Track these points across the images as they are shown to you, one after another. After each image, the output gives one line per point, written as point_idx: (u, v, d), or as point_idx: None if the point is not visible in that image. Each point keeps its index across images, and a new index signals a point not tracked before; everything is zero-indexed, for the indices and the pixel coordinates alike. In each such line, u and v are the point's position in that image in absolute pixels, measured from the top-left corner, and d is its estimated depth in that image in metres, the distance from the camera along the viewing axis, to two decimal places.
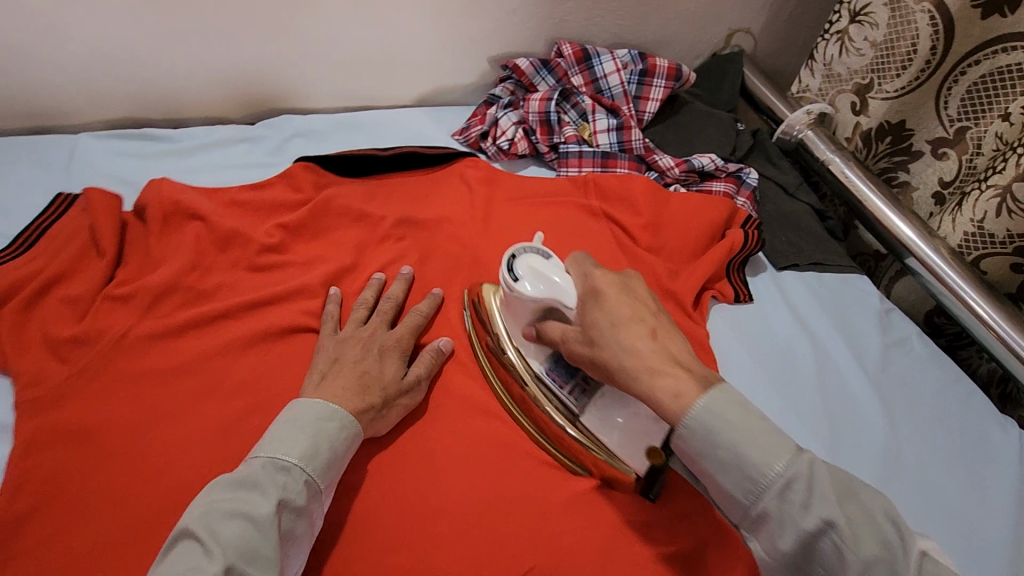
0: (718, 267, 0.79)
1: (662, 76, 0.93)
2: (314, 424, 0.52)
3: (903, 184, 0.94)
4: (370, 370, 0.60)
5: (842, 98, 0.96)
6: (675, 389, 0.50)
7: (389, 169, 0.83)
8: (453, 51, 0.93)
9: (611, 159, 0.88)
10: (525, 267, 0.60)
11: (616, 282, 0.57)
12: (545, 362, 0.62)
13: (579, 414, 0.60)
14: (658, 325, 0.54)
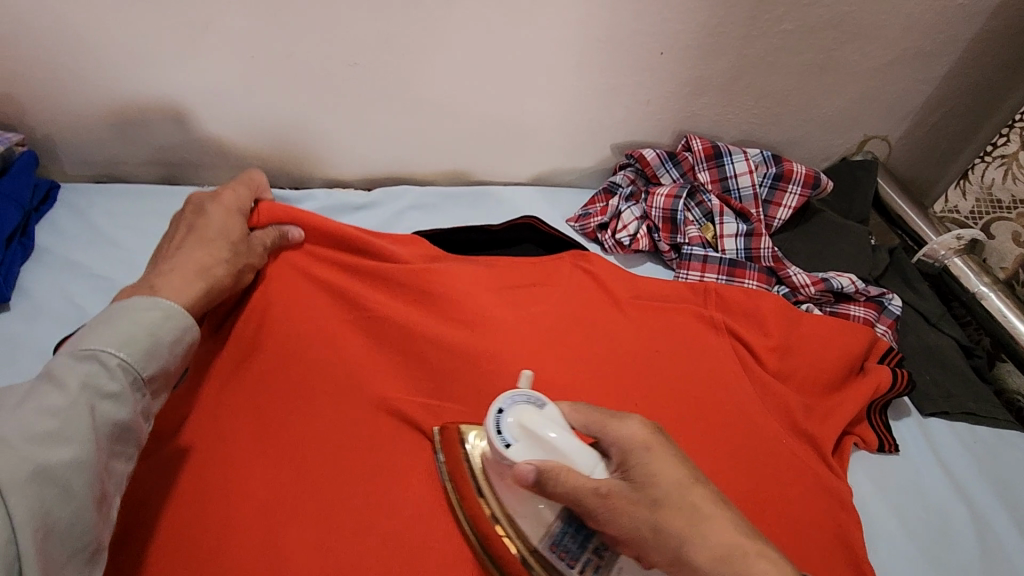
0: (860, 408, 0.71)
1: (799, 182, 0.87)
2: (138, 317, 0.51)
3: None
4: (212, 234, 0.62)
5: (1001, 225, 0.88)
6: (702, 533, 0.45)
7: (492, 250, 0.82)
8: (578, 136, 0.90)
9: (739, 268, 0.81)
10: (517, 426, 0.50)
11: (598, 414, 0.51)
12: (547, 533, 0.50)
13: (563, 569, 0.50)
14: (658, 445, 0.49)
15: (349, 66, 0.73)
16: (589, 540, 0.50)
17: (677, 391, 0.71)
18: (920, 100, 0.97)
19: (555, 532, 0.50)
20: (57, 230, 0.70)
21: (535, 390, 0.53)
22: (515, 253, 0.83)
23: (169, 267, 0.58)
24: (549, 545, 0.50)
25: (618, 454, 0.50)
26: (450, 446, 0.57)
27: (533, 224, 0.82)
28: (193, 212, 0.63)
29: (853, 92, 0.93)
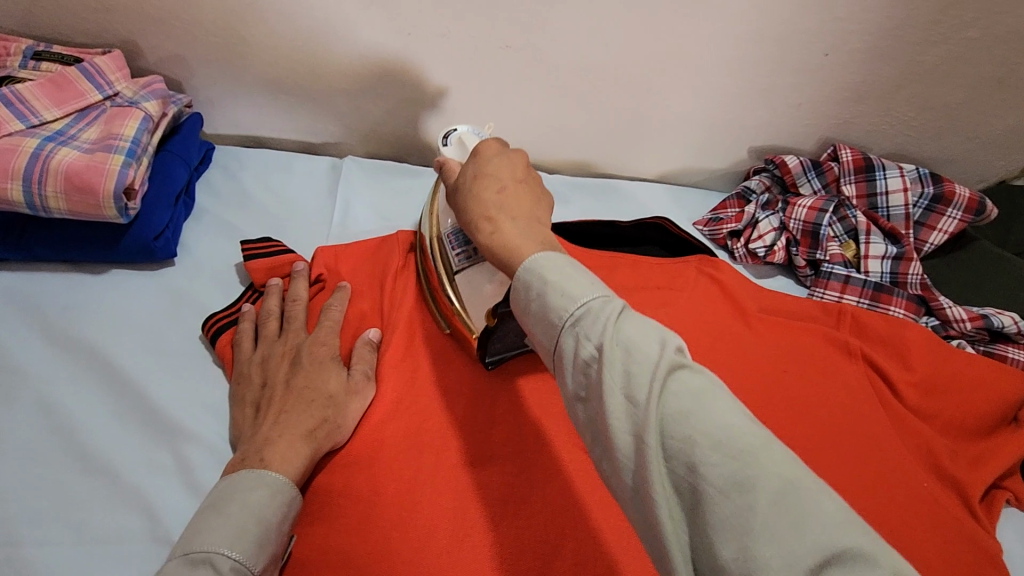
0: (1014, 462, 0.65)
1: (960, 206, 0.80)
2: (245, 500, 0.44)
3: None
4: (312, 392, 0.53)
5: None
6: (488, 224, 0.46)
7: (616, 247, 0.79)
8: (716, 136, 0.86)
9: (885, 294, 0.76)
10: (457, 140, 0.62)
11: (497, 148, 0.52)
12: (449, 226, 0.61)
13: (455, 272, 0.60)
14: (514, 187, 0.49)
15: (501, 49, 0.73)
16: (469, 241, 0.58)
17: (814, 411, 0.67)
18: None
19: (455, 263, 0.59)
20: (212, 190, 0.73)
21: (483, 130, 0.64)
22: (640, 252, 0.79)
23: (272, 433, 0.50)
24: (454, 258, 0.59)
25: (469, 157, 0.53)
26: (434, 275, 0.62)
27: (663, 224, 0.79)
28: (287, 354, 0.56)
29: None
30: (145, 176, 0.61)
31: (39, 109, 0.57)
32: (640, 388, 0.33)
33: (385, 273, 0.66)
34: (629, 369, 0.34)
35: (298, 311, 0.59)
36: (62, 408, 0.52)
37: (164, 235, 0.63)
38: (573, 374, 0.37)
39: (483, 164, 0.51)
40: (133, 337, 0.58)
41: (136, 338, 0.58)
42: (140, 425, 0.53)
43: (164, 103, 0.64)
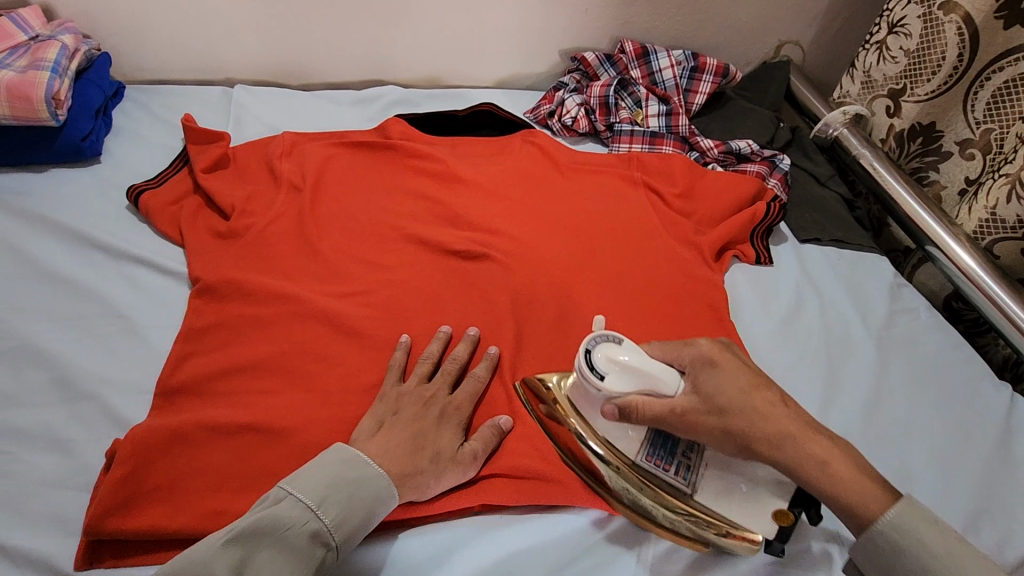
0: (742, 232, 0.90)
1: (711, 73, 1.08)
2: (353, 506, 0.53)
3: (933, 182, 1.01)
4: (427, 419, 0.62)
5: (878, 102, 1.06)
6: (816, 451, 0.50)
7: (457, 132, 1.02)
8: (533, 43, 1.10)
9: (658, 138, 1.02)
10: (606, 363, 0.53)
11: (732, 359, 0.55)
12: (642, 452, 0.55)
13: (692, 492, 0.55)
14: (782, 394, 0.54)
15: None
16: (678, 449, 0.56)
17: (604, 220, 0.90)
18: (822, 6, 1.15)
19: (686, 484, 0.55)
20: (125, 113, 0.91)
21: (604, 331, 0.56)
22: (476, 134, 1.03)
23: (388, 440, 0.59)
24: (677, 479, 0.55)
25: (704, 368, 0.54)
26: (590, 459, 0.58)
27: (490, 109, 1.02)
28: (423, 437, 0.61)
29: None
30: (68, 94, 0.80)
31: None
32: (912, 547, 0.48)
33: (269, 157, 0.87)
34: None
35: (451, 365, 0.68)
36: (22, 250, 0.71)
37: (90, 138, 0.81)
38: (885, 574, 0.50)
39: (717, 385, 0.53)
40: (72, 208, 0.77)
41: (73, 207, 0.77)
42: (83, 259, 0.72)
43: (76, 41, 0.83)
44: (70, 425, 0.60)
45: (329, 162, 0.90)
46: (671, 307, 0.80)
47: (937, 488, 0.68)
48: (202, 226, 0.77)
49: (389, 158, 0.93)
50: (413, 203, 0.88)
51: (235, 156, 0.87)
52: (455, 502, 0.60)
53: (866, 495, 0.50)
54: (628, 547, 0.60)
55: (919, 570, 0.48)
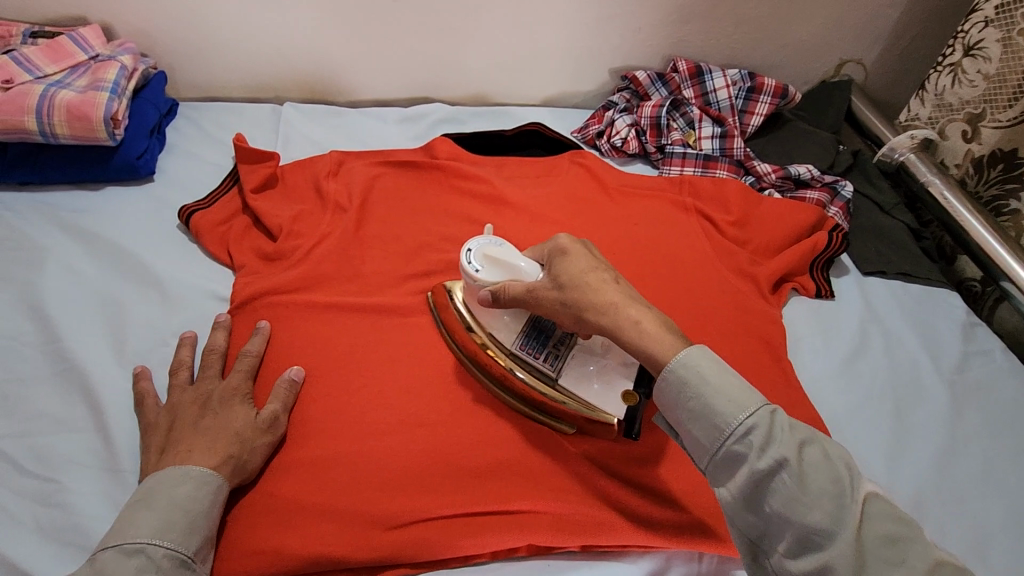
0: (802, 263, 0.85)
1: (769, 93, 1.03)
2: (170, 493, 0.52)
3: (1015, 212, 0.94)
4: (219, 428, 0.58)
5: (952, 126, 0.99)
6: (634, 315, 0.57)
7: (504, 151, 1.00)
8: (583, 62, 1.07)
9: (712, 162, 0.98)
10: (483, 259, 0.65)
11: (584, 250, 0.63)
12: (519, 340, 0.65)
13: (558, 379, 0.63)
14: (624, 282, 0.61)
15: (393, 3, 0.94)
16: (548, 342, 0.64)
17: (653, 246, 0.87)
18: (888, 24, 1.10)
19: (552, 368, 0.63)
20: (177, 131, 0.92)
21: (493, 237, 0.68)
22: (523, 154, 1.01)
23: (183, 445, 0.56)
24: (546, 365, 0.63)
25: (556, 257, 0.63)
26: (495, 364, 0.65)
27: (538, 129, 1.00)
28: (238, 438, 0.58)
29: (822, 18, 1.07)
30: (125, 113, 0.81)
31: (40, 65, 0.77)
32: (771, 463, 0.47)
33: (316, 177, 0.87)
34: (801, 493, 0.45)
35: (241, 363, 0.66)
36: (74, 270, 0.72)
37: (144, 156, 0.82)
38: (748, 483, 0.47)
39: (557, 267, 0.62)
40: (126, 227, 0.78)
41: (124, 226, 0.78)
42: (132, 279, 0.73)
43: (134, 61, 0.85)
44: (120, 451, 0.60)
45: (377, 183, 0.89)
46: (727, 342, 0.76)
47: (1019, 550, 0.63)
48: (249, 248, 0.77)
49: (436, 179, 0.92)
50: (459, 227, 0.86)
51: (282, 176, 0.86)
52: (506, 545, 0.57)
53: (721, 392, 0.50)
54: None
55: (760, 460, 0.47)
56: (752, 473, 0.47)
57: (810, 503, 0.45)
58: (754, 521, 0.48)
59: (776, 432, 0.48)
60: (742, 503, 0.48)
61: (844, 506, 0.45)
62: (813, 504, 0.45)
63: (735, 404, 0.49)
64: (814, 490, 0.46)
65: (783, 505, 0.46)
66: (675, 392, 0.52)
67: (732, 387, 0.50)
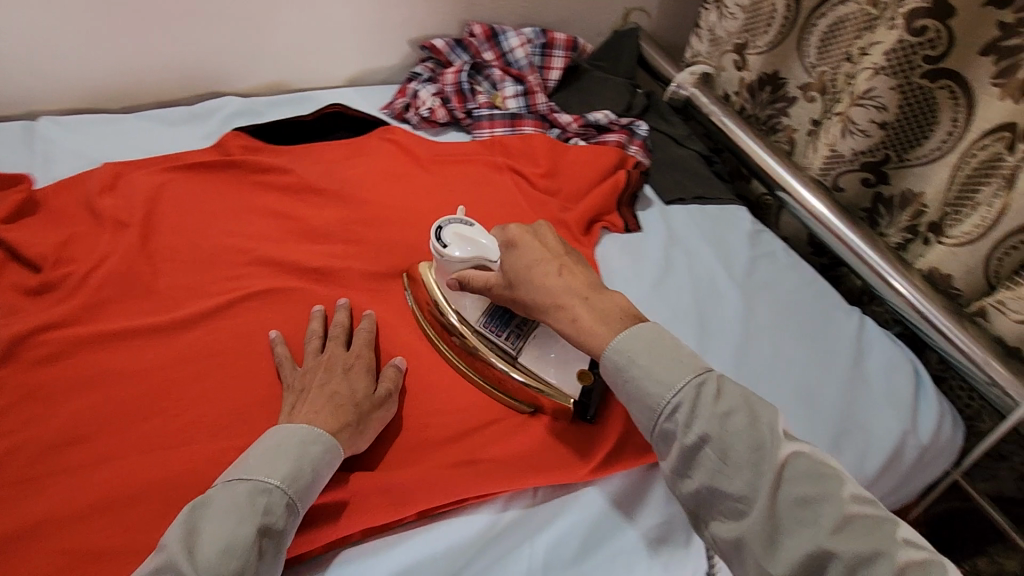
0: (609, 202, 0.91)
1: (561, 47, 1.08)
2: (290, 441, 0.53)
3: (786, 127, 1.03)
4: (338, 393, 0.59)
5: (726, 58, 1.08)
6: (575, 314, 0.59)
7: (309, 138, 0.96)
8: (378, 36, 1.05)
9: (518, 119, 1.01)
10: (453, 237, 0.67)
11: (528, 231, 0.65)
12: (482, 316, 0.67)
13: (517, 355, 0.65)
14: (565, 263, 0.62)
15: None
16: (512, 320, 0.66)
17: (470, 209, 0.88)
18: None
19: (512, 347, 0.65)
20: None
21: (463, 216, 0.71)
22: (330, 138, 0.97)
23: (307, 406, 0.57)
24: (507, 343, 0.66)
25: (504, 247, 0.64)
26: (466, 342, 0.68)
27: (340, 110, 0.97)
28: (359, 405, 0.59)
29: None
30: None
31: None
32: (719, 438, 0.51)
33: (87, 196, 0.78)
34: (721, 463, 0.51)
35: (339, 330, 0.68)
36: None
37: None
38: (679, 457, 0.52)
39: (512, 259, 0.63)
40: None
41: None
42: None
43: None
44: None
45: (164, 189, 0.81)
46: None
47: (802, 414, 0.73)
48: (10, 286, 0.68)
49: (231, 177, 0.85)
50: (262, 223, 0.81)
51: (44, 202, 0.76)
52: (337, 533, 0.54)
53: (649, 372, 0.54)
54: (528, 537, 0.57)
55: (689, 435, 0.52)
56: (716, 494, 0.51)
57: (789, 521, 0.49)
58: (693, 496, 0.53)
59: (699, 406, 0.52)
60: (692, 490, 0.53)
61: (820, 515, 0.48)
62: (739, 480, 0.50)
63: (688, 413, 0.52)
64: (788, 504, 0.49)
65: (722, 482, 0.51)
66: (641, 413, 0.55)
67: (682, 388, 0.53)
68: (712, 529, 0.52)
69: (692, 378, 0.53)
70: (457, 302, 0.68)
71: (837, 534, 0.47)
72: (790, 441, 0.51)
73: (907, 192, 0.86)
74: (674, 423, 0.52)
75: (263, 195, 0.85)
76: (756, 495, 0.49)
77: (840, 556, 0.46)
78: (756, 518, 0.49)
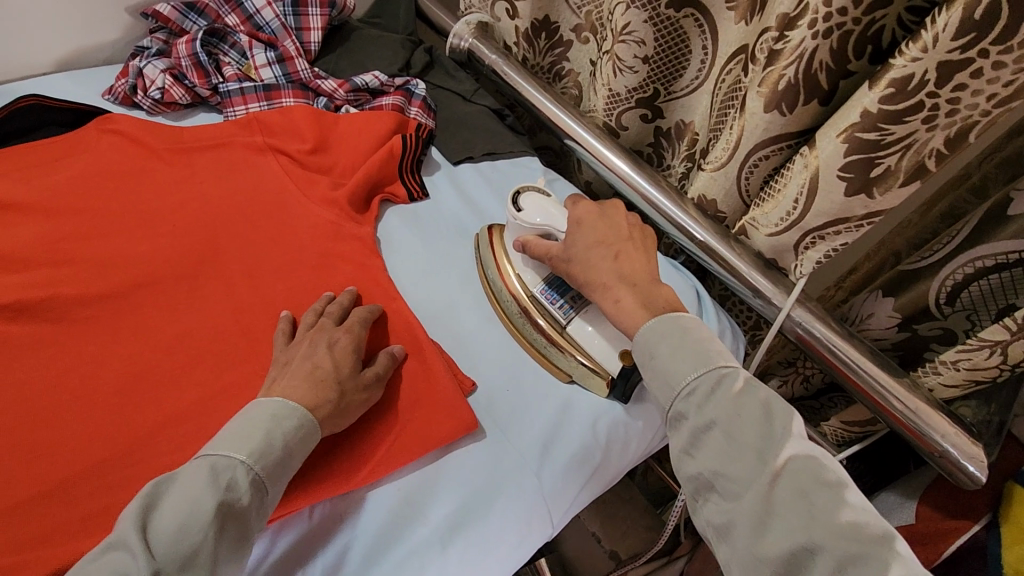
0: (389, 170, 0.83)
1: (316, 4, 0.95)
2: (271, 420, 0.50)
3: (569, 72, 1.02)
4: (321, 371, 0.56)
5: (497, 7, 1.02)
6: (618, 297, 0.61)
7: (5, 140, 0.77)
8: (82, 5, 0.86)
9: (274, 91, 0.88)
10: (528, 202, 0.69)
11: (596, 211, 0.66)
12: (540, 284, 0.69)
13: (566, 325, 0.66)
14: (623, 248, 0.64)
15: None
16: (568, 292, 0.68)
17: (225, 200, 0.76)
18: None
19: (563, 317, 0.67)
20: None
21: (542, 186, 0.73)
22: (34, 138, 0.79)
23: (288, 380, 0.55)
24: (560, 313, 0.67)
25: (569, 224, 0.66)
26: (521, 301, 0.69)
27: (39, 102, 0.78)
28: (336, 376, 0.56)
29: None
30: None
31: None
32: (706, 421, 0.52)
33: None
34: (719, 450, 0.51)
35: (336, 308, 0.64)
36: None
37: None
38: (688, 436, 0.54)
39: (574, 238, 0.65)
40: None
41: None
42: None
43: None
44: None
45: None
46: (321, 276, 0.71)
47: None
48: None
49: None
50: None
51: None
52: None
53: (675, 354, 0.56)
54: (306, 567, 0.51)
55: (698, 417, 0.53)
56: (714, 482, 0.51)
57: (783, 511, 0.48)
58: (690, 482, 0.53)
59: (716, 392, 0.53)
60: (690, 475, 0.53)
61: (815, 509, 0.47)
62: (733, 474, 0.50)
63: (703, 397, 0.53)
64: (782, 496, 0.48)
65: (711, 471, 0.51)
66: (660, 392, 0.56)
67: (704, 373, 0.54)
68: (704, 512, 0.52)
69: (712, 368, 0.54)
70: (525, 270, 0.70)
71: (829, 531, 0.46)
72: (793, 439, 0.51)
73: (679, 123, 0.91)
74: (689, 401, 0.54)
75: None
76: (753, 496, 0.49)
77: (827, 550, 0.45)
78: (750, 514, 0.48)
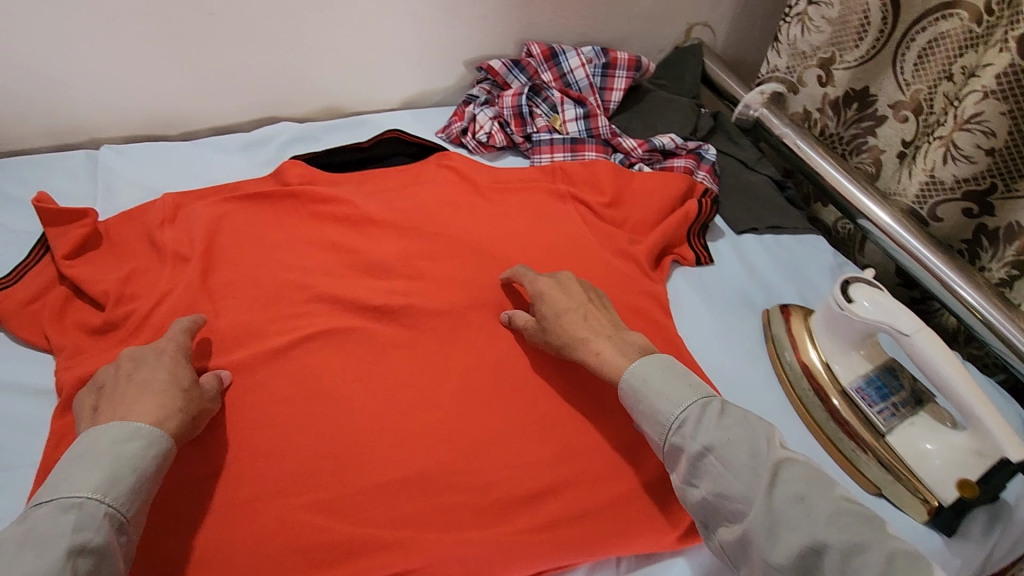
0: (679, 233, 0.86)
1: (623, 67, 1.03)
2: (116, 450, 0.52)
3: (871, 148, 0.97)
4: (142, 383, 0.58)
5: (809, 73, 1.01)
6: (597, 349, 0.66)
7: (369, 164, 0.93)
8: (435, 57, 1.02)
9: (580, 144, 0.97)
10: (864, 296, 0.65)
11: (555, 283, 0.73)
12: (857, 381, 0.68)
13: (886, 432, 0.65)
14: (590, 310, 0.70)
15: (204, 17, 0.84)
16: (892, 398, 0.66)
17: (533, 242, 0.84)
18: None
19: (885, 423, 0.65)
20: None
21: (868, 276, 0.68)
22: (389, 164, 0.94)
23: (122, 404, 0.56)
24: (881, 418, 0.65)
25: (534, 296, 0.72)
26: (827, 396, 0.68)
27: (401, 136, 0.94)
28: (188, 391, 0.59)
29: None
30: None
31: None
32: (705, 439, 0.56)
33: (148, 228, 0.77)
34: (726, 468, 0.55)
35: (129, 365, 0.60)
36: None
37: None
38: (687, 466, 0.57)
39: (552, 305, 0.70)
40: None
41: None
42: None
43: None
44: None
45: (224, 220, 0.79)
46: None
47: None
48: (73, 325, 0.67)
49: (289, 207, 0.83)
50: (320, 256, 0.78)
51: (108, 235, 0.76)
52: None
53: (660, 392, 0.60)
54: None
55: (693, 445, 0.56)
56: (721, 503, 0.55)
57: (781, 517, 0.52)
58: (699, 510, 0.57)
59: (704, 421, 0.57)
60: (699, 502, 0.56)
61: (811, 510, 0.52)
62: (743, 492, 0.53)
63: (693, 427, 0.57)
64: (780, 502, 0.52)
65: (716, 492, 0.55)
66: (653, 430, 0.60)
67: (691, 403, 0.59)
68: (720, 538, 0.55)
69: (699, 399, 0.59)
70: (834, 366, 0.69)
71: (828, 526, 0.50)
72: (776, 449, 0.56)
73: (1013, 225, 0.81)
74: (683, 434, 0.57)
75: (319, 226, 0.82)
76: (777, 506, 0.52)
77: (830, 545, 0.50)
78: (767, 521, 0.52)
